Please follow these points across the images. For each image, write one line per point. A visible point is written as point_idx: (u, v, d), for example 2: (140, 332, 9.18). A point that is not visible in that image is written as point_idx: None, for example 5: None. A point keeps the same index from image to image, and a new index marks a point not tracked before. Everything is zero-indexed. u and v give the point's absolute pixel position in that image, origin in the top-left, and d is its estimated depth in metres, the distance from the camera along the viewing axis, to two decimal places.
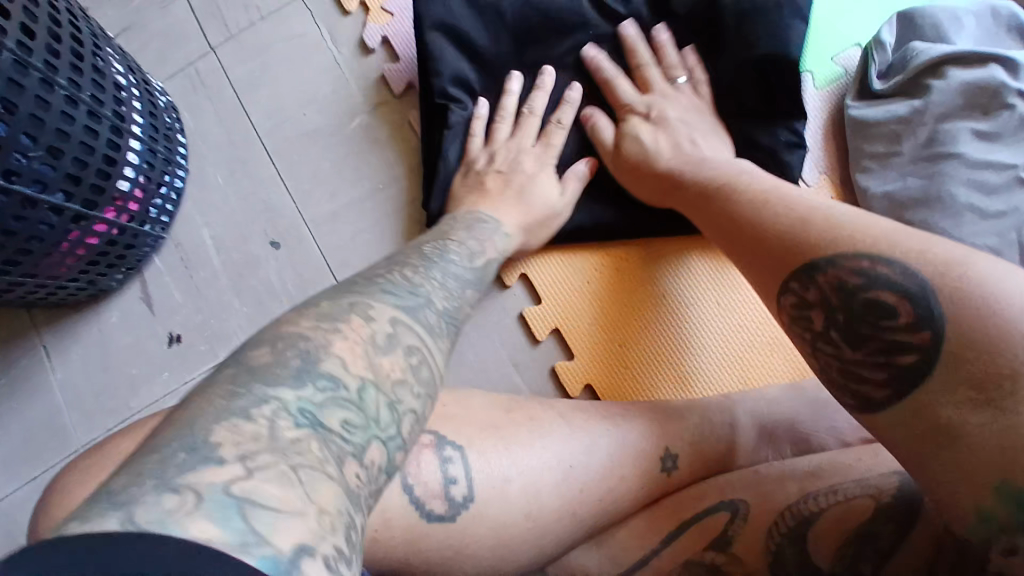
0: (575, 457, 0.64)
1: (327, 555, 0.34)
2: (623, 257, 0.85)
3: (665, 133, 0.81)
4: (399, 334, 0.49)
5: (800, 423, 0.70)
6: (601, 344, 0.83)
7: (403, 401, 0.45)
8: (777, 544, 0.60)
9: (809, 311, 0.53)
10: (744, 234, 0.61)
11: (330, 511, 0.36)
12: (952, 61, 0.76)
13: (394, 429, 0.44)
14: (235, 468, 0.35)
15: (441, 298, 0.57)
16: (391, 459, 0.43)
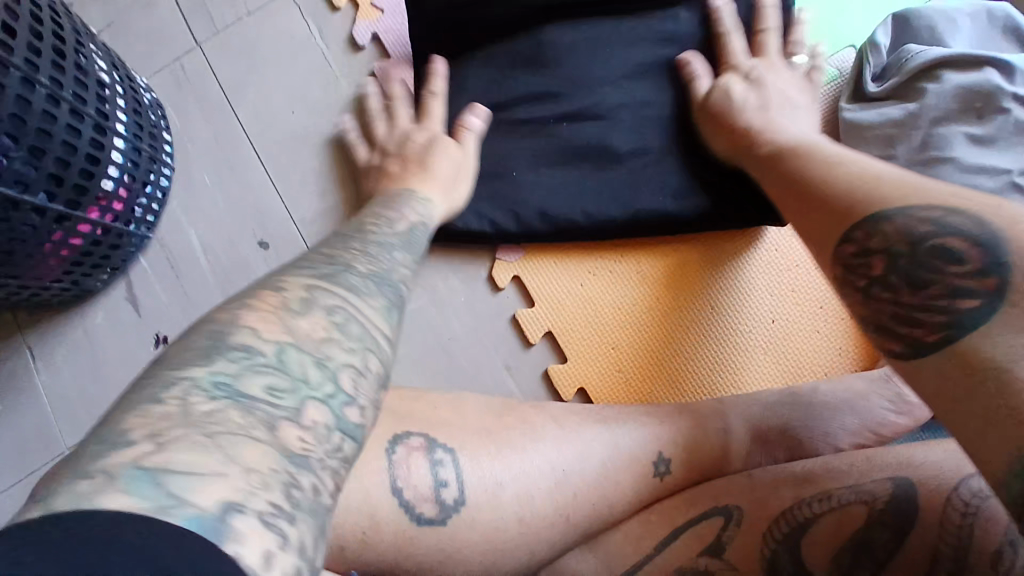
0: (568, 463, 0.63)
1: (261, 512, 0.30)
2: (618, 259, 0.84)
3: (758, 92, 0.76)
4: (313, 299, 0.42)
5: (793, 427, 0.69)
6: (594, 347, 0.82)
7: (336, 359, 0.39)
8: (772, 551, 0.59)
9: (870, 257, 0.50)
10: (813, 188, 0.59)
11: (260, 471, 0.31)
12: (947, 64, 0.75)
13: (333, 387, 0.38)
14: (145, 445, 0.30)
15: (367, 264, 0.50)
16: (341, 417, 0.37)
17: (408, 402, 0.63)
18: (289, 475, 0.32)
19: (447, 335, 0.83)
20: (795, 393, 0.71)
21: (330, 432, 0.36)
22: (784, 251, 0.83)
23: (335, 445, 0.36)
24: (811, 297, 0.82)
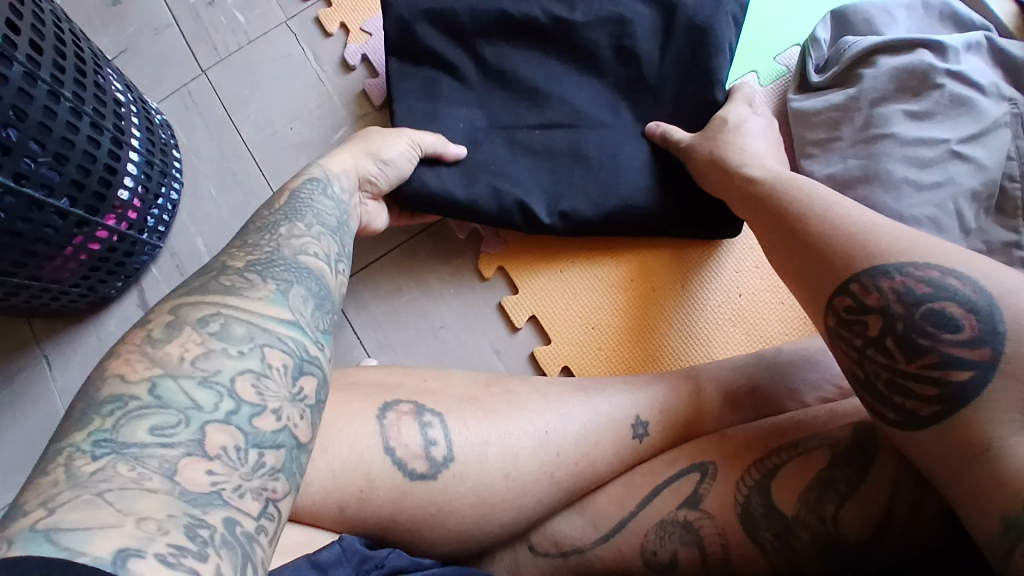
0: (551, 425, 0.68)
1: (160, 552, 0.38)
2: (591, 246, 0.90)
3: (738, 135, 0.78)
4: (193, 317, 0.51)
5: (761, 385, 0.73)
6: (574, 327, 0.87)
7: (231, 370, 0.49)
8: (745, 497, 0.62)
9: (866, 316, 0.53)
10: (790, 229, 0.62)
11: (156, 517, 0.40)
12: (883, 49, 0.82)
13: (231, 403, 0.47)
14: (38, 512, 0.38)
15: (249, 257, 0.58)
16: (252, 427, 0.47)
17: (399, 376, 0.68)
18: (190, 513, 0.41)
19: (439, 323, 0.88)
20: (762, 355, 0.76)
21: (238, 450, 0.46)
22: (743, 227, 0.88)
23: (253, 461, 0.46)
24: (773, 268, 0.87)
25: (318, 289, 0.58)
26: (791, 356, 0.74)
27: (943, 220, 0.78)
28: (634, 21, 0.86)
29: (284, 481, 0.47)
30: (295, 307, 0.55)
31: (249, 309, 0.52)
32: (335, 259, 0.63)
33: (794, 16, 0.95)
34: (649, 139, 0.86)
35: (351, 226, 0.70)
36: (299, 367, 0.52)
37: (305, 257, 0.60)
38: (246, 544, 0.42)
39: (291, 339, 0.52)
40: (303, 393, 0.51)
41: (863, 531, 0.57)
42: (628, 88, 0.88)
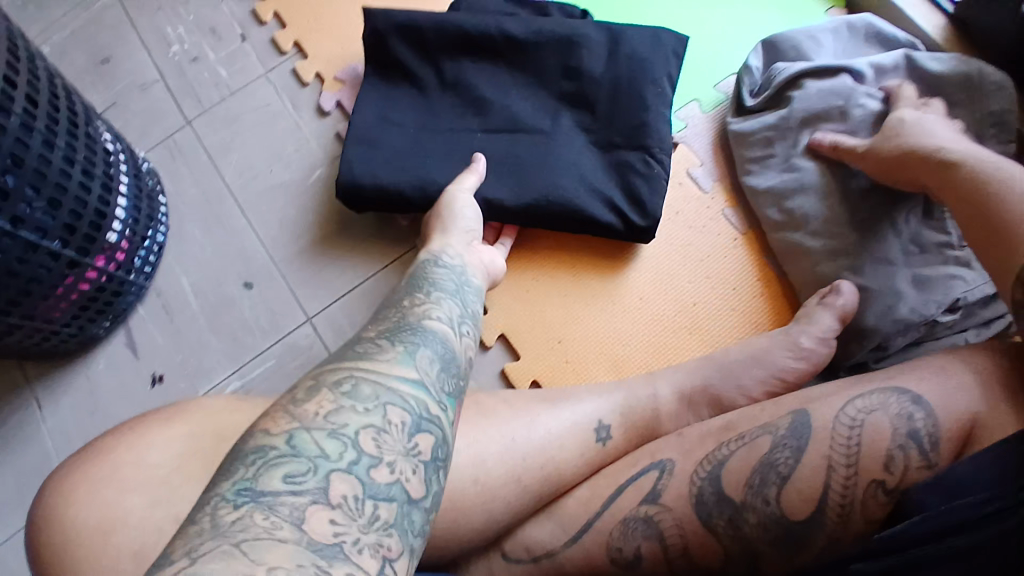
0: (517, 432, 0.72)
1: None
2: (549, 265, 0.95)
3: (929, 128, 0.78)
4: (332, 382, 0.52)
5: (712, 384, 0.77)
6: (540, 341, 0.91)
7: (355, 424, 0.49)
8: (699, 488, 0.65)
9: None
10: (990, 217, 0.65)
11: (286, 567, 0.39)
12: (807, 75, 0.91)
13: (353, 453, 0.47)
14: (181, 562, 0.38)
15: (392, 339, 0.58)
16: (368, 478, 0.46)
17: None
18: (318, 565, 0.40)
19: None
20: (711, 356, 0.80)
21: (357, 500, 0.45)
22: (685, 238, 0.94)
23: (369, 513, 0.45)
24: (729, 274, 0.92)
25: (444, 361, 0.58)
26: (739, 354, 0.78)
27: (873, 222, 0.85)
28: (580, 62, 0.94)
29: (397, 538, 0.45)
30: (420, 367, 0.56)
31: (379, 371, 0.54)
32: (460, 329, 0.64)
33: (729, 50, 1.04)
34: (811, 149, 0.89)
35: (475, 301, 0.72)
36: (416, 425, 0.51)
37: (430, 321, 0.63)
38: None
39: (412, 397, 0.53)
40: (418, 448, 0.50)
41: (809, 509, 0.59)
42: (581, 119, 0.95)
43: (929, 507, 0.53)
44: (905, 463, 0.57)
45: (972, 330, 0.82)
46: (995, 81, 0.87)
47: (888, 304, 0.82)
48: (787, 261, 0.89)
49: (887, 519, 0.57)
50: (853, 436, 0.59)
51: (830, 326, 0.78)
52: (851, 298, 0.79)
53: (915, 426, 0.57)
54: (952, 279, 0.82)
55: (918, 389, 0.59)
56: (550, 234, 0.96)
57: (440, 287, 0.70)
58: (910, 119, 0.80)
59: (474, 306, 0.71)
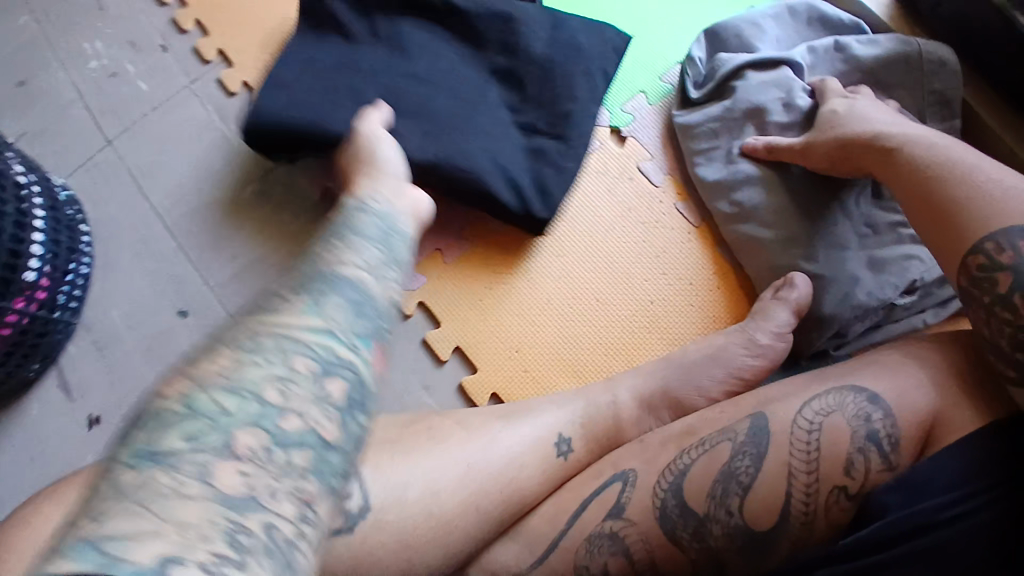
0: (473, 457, 0.69)
1: (203, 562, 0.37)
2: (506, 271, 0.91)
3: (859, 113, 0.78)
4: (229, 337, 0.46)
5: (670, 387, 0.75)
6: (498, 352, 0.88)
7: (255, 377, 0.44)
8: (662, 500, 0.63)
9: (994, 274, 0.57)
10: (925, 201, 0.65)
11: (197, 524, 0.39)
12: (750, 66, 0.90)
13: (258, 405, 0.43)
14: (85, 524, 0.37)
15: (299, 283, 0.50)
16: (276, 429, 0.43)
17: None
18: (229, 518, 0.40)
19: None
20: (668, 357, 0.78)
21: (267, 450, 0.43)
22: (638, 235, 0.91)
23: (282, 461, 0.43)
24: (684, 270, 0.90)
25: (362, 304, 0.51)
26: (696, 354, 0.76)
27: (824, 210, 0.84)
28: (520, 59, 0.90)
29: (316, 481, 0.44)
30: (331, 313, 0.49)
31: (283, 321, 0.47)
32: (382, 267, 0.54)
33: (674, 37, 1.01)
34: (745, 155, 0.88)
35: (400, 238, 0.58)
36: (326, 370, 0.47)
37: (352, 256, 0.53)
38: (287, 550, 0.41)
39: (320, 345, 0.47)
40: (331, 395, 0.46)
41: (772, 518, 0.57)
42: (525, 115, 0.90)
43: (892, 510, 0.53)
44: (866, 466, 0.56)
45: (929, 310, 0.82)
46: (937, 56, 0.89)
47: (843, 290, 0.80)
48: (741, 253, 0.87)
49: (852, 523, 0.56)
50: (811, 443, 0.57)
51: (785, 322, 0.76)
52: (805, 291, 0.78)
53: (873, 428, 0.56)
54: (907, 260, 0.82)
55: (874, 387, 0.58)
56: (501, 241, 0.92)
57: (360, 223, 0.57)
58: (844, 110, 0.80)
59: (403, 246, 0.58)
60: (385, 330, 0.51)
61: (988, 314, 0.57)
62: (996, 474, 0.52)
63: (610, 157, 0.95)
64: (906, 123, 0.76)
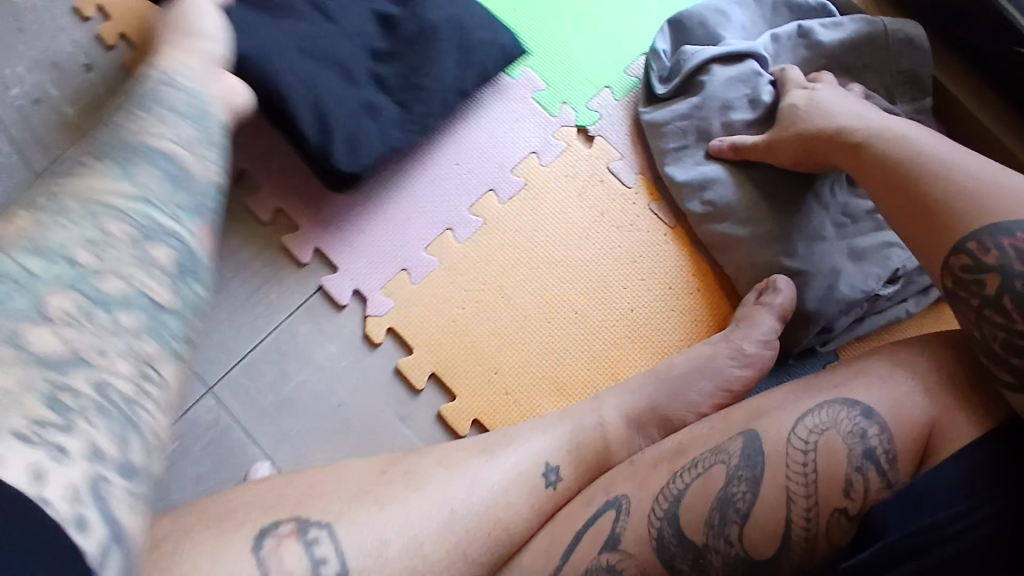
0: (455, 499, 0.65)
1: (17, 429, 0.39)
2: (478, 289, 0.86)
3: (824, 106, 0.77)
4: (32, 206, 0.49)
5: (659, 404, 0.72)
6: (476, 376, 0.83)
7: (65, 240, 0.47)
8: (658, 528, 0.60)
9: (983, 275, 0.54)
10: (896, 198, 0.64)
11: (11, 389, 0.40)
12: (716, 60, 0.86)
13: (70, 268, 0.46)
14: None
15: (102, 149, 0.53)
16: (95, 289, 0.46)
17: (283, 488, 0.63)
18: (50, 379, 0.42)
19: (336, 402, 0.84)
20: (654, 371, 0.75)
21: (85, 311, 0.45)
22: (612, 240, 0.88)
23: (105, 323, 0.46)
24: (662, 273, 0.86)
25: (151, 150, 0.53)
26: (682, 367, 0.73)
27: (799, 202, 0.82)
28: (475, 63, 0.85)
29: (153, 344, 0.47)
30: (142, 182, 0.51)
31: (99, 199, 0.49)
32: (175, 129, 0.56)
33: (636, 28, 0.96)
34: (712, 156, 0.86)
35: (183, 92, 0.59)
36: (145, 234, 0.49)
37: (155, 134, 0.54)
38: (128, 411, 0.44)
39: (138, 213, 0.50)
40: (154, 260, 0.49)
41: (773, 545, 0.55)
42: None
43: (891, 531, 0.51)
44: (864, 486, 0.53)
45: (911, 299, 0.82)
46: (902, 35, 0.88)
47: (826, 285, 0.78)
48: (719, 253, 0.84)
49: (852, 546, 0.54)
50: (807, 464, 0.55)
51: (772, 328, 0.75)
52: (789, 295, 0.76)
53: (869, 445, 0.53)
54: (888, 248, 0.80)
55: (867, 400, 0.55)
56: (471, 257, 0.87)
57: (168, 88, 0.59)
58: (805, 102, 0.79)
59: (218, 130, 0.58)
60: (209, 205, 0.54)
61: (978, 316, 0.55)
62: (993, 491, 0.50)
63: (578, 159, 0.91)
64: (872, 113, 0.74)
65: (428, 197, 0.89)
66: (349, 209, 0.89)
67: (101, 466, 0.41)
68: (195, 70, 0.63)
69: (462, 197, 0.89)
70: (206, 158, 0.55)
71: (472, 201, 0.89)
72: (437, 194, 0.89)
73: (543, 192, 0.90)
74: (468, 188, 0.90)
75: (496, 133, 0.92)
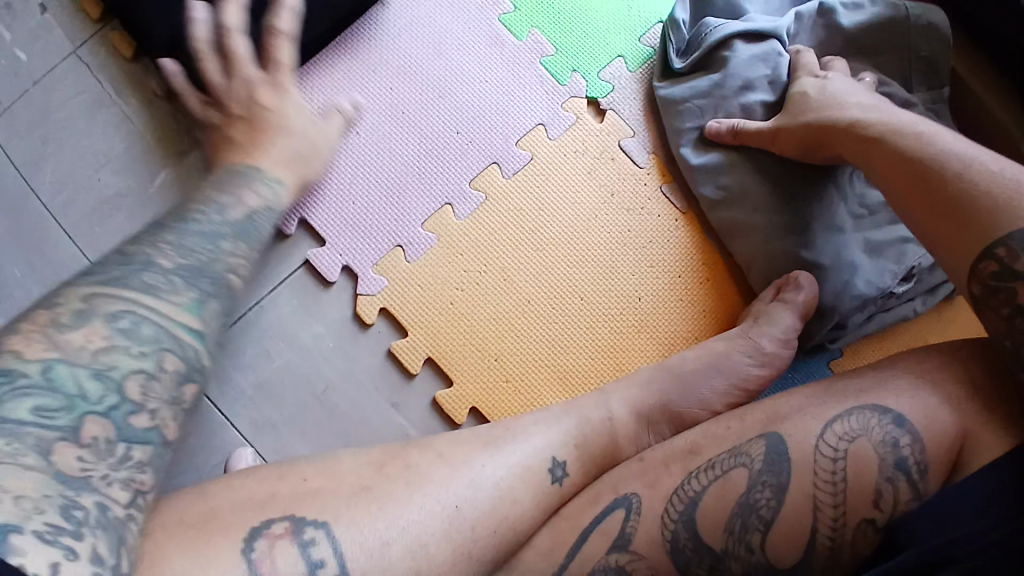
0: (459, 496, 0.60)
1: (39, 531, 0.43)
2: (480, 271, 0.81)
3: (837, 97, 0.74)
4: (109, 312, 0.52)
5: (670, 400, 0.70)
6: (475, 363, 0.79)
7: (120, 368, 0.51)
8: (673, 531, 0.58)
9: (1015, 283, 0.52)
10: (913, 198, 0.61)
11: (32, 496, 0.44)
12: (738, 36, 0.81)
13: (114, 398, 0.50)
14: None
15: (175, 254, 0.58)
16: (124, 424, 0.50)
17: (273, 483, 0.58)
18: (65, 495, 0.45)
19: (323, 385, 0.78)
20: (665, 364, 0.72)
21: (107, 442, 0.49)
22: (622, 224, 0.83)
23: (120, 454, 0.49)
24: (671, 260, 0.83)
25: (220, 273, 0.59)
26: (695, 362, 0.71)
27: (818, 191, 0.79)
28: None
29: (151, 474, 0.51)
30: (205, 317, 0.56)
31: (161, 312, 0.54)
32: (243, 251, 0.63)
33: None
34: (708, 139, 0.82)
35: (267, 224, 0.67)
36: (185, 376, 0.54)
37: (232, 260, 0.61)
38: (120, 527, 0.47)
39: (186, 346, 0.54)
40: (182, 396, 0.54)
41: (796, 552, 0.53)
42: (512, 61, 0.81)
43: (919, 542, 0.50)
44: (894, 496, 0.52)
45: (919, 297, 0.81)
46: (923, 22, 0.84)
47: (843, 280, 0.77)
48: (732, 240, 0.81)
49: (877, 554, 0.52)
50: (834, 475, 0.53)
51: (792, 326, 0.73)
52: (811, 293, 0.74)
53: (901, 454, 0.52)
54: (904, 243, 0.78)
55: (899, 408, 0.54)
56: (471, 236, 0.82)
57: (257, 211, 0.67)
58: (817, 91, 0.76)
59: (263, 229, 0.66)
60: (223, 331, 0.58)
61: (1011, 327, 0.53)
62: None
63: (588, 134, 0.86)
64: (885, 104, 0.71)
65: (425, 170, 0.83)
66: (338, 179, 0.82)
67: (101, 570, 0.44)
68: (284, 156, 0.73)
69: (462, 171, 0.84)
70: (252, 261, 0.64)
71: (472, 175, 0.84)
72: (435, 167, 0.84)
73: (550, 169, 0.85)
74: (469, 160, 0.84)
75: (499, 102, 0.86)
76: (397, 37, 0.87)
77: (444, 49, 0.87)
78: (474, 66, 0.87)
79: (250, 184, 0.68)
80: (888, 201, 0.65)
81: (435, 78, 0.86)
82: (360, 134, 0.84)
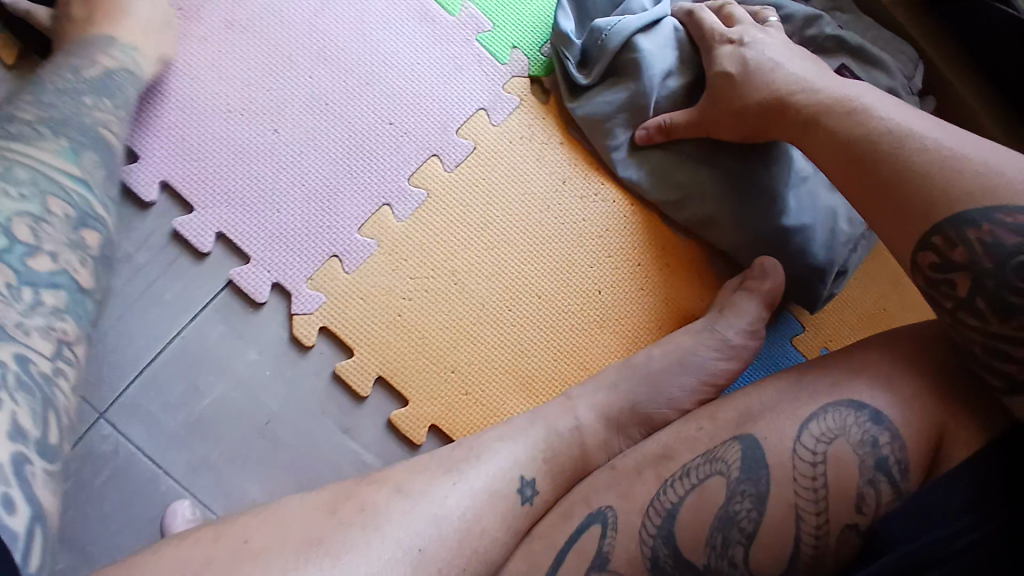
0: (422, 533, 0.55)
1: None
2: (429, 275, 0.75)
3: (773, 66, 0.69)
4: None
5: (638, 403, 0.66)
6: (431, 377, 0.73)
7: (6, 211, 0.53)
8: (651, 547, 0.54)
9: (952, 274, 0.50)
10: (854, 173, 0.59)
11: None
12: (636, 32, 0.75)
13: (5, 242, 0.51)
14: None
15: (38, 110, 0.62)
16: (27, 269, 0.52)
17: (205, 548, 0.52)
18: None
19: (263, 417, 0.71)
20: (631, 364, 0.68)
21: (12, 288, 0.50)
22: (577, 211, 0.78)
23: (29, 299, 0.51)
24: (630, 248, 0.78)
25: (91, 126, 0.63)
26: (662, 360, 0.68)
27: (781, 169, 0.75)
28: None
29: (71, 323, 0.53)
30: (85, 167, 0.60)
31: (34, 157, 0.57)
32: (109, 110, 0.66)
33: None
34: (641, 145, 0.78)
35: (129, 85, 0.68)
36: (81, 221, 0.58)
37: (107, 131, 0.64)
38: (46, 387, 0.49)
39: (75, 196, 0.58)
40: (84, 242, 0.57)
41: (781, 562, 0.51)
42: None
43: (898, 543, 0.48)
44: (876, 500, 0.50)
45: None
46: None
47: (805, 246, 0.75)
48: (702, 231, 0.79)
49: (859, 561, 0.51)
50: (814, 480, 0.51)
51: (758, 316, 0.71)
52: (777, 280, 0.73)
53: (881, 454, 0.50)
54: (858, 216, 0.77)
55: (876, 404, 0.52)
56: (414, 238, 0.75)
57: (113, 71, 0.67)
58: (739, 70, 0.70)
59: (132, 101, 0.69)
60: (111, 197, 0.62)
61: (953, 318, 0.51)
62: (997, 504, 0.47)
63: (534, 118, 0.79)
64: (827, 75, 0.68)
65: (357, 168, 0.75)
66: (258, 184, 0.73)
67: (24, 447, 0.45)
68: (146, 27, 0.71)
69: (398, 166, 0.76)
70: (123, 123, 0.67)
71: (409, 171, 0.76)
72: (367, 163, 0.76)
73: (495, 157, 0.78)
74: (404, 155, 0.76)
75: (434, 86, 0.78)
76: (312, 18, 0.77)
77: (367, 28, 0.78)
78: (403, 45, 0.78)
79: (104, 49, 0.68)
80: (829, 177, 0.63)
81: (359, 62, 0.77)
82: (278, 132, 0.75)
